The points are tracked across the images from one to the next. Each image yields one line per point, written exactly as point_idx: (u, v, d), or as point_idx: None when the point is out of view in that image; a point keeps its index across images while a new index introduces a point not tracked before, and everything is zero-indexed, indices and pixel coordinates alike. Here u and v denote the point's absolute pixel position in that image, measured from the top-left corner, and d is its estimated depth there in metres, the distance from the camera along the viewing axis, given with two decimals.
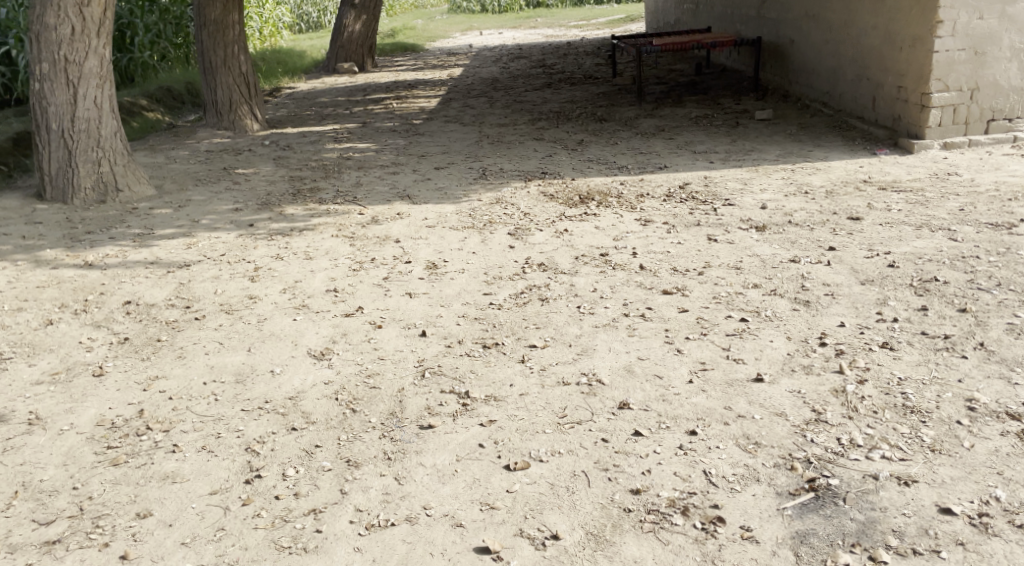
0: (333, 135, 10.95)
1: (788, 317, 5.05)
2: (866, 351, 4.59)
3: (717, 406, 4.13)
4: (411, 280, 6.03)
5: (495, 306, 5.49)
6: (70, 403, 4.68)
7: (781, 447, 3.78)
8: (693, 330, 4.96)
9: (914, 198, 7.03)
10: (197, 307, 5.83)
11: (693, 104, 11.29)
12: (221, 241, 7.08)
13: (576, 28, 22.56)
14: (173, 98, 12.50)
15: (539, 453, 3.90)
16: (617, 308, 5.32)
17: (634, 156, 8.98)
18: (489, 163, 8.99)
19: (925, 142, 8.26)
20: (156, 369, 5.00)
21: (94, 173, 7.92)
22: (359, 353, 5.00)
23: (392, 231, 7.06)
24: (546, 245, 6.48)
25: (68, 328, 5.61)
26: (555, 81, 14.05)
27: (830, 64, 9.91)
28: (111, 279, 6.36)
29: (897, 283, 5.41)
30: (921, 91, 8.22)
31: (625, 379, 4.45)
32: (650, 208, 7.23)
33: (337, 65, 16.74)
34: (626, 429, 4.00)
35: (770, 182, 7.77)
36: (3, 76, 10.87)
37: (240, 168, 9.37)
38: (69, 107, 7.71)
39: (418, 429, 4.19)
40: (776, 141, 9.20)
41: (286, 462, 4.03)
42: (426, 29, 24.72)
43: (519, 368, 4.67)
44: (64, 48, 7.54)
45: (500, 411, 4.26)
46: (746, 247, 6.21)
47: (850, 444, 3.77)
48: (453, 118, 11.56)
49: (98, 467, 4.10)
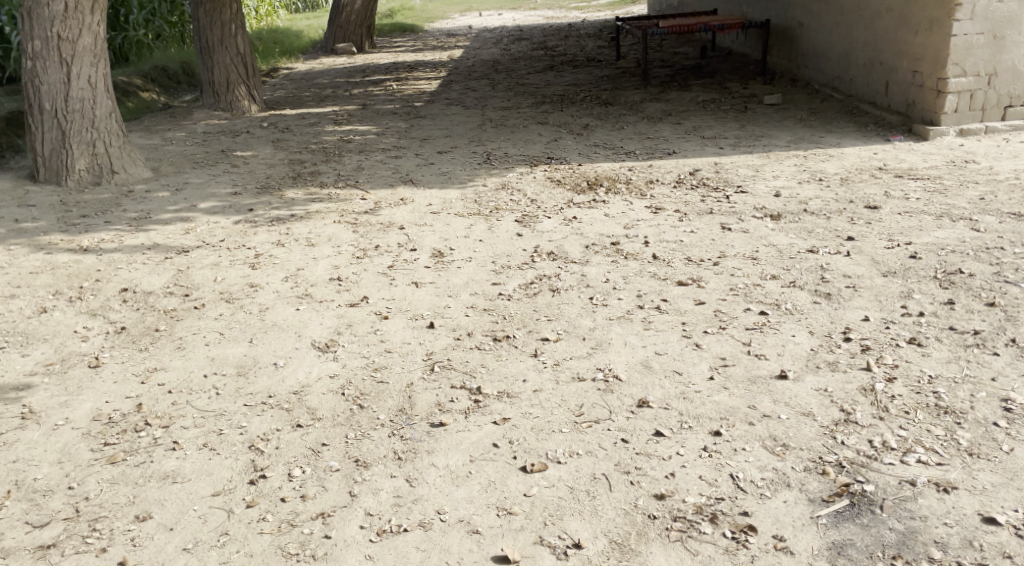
0: (333, 117, 10.73)
1: (809, 310, 4.87)
2: (893, 347, 4.42)
3: (740, 405, 3.96)
4: (416, 269, 5.84)
5: (504, 296, 5.31)
6: (64, 396, 4.49)
7: (811, 449, 3.61)
8: (711, 324, 4.78)
9: (932, 186, 6.85)
10: (197, 295, 5.65)
11: (699, 88, 11.09)
12: (220, 226, 6.88)
13: (577, 10, 22.25)
14: (168, 78, 12.25)
15: (557, 453, 3.73)
16: (631, 299, 5.14)
17: (642, 141, 8.78)
18: (494, 147, 8.80)
19: (941, 129, 8.06)
20: (154, 361, 4.81)
21: (88, 155, 7.71)
22: (365, 346, 4.82)
23: (396, 218, 6.87)
24: (555, 233, 6.30)
25: (63, 316, 5.43)
26: (558, 63, 13.83)
27: (842, 48, 9.70)
28: (107, 265, 6.17)
29: (921, 275, 5.23)
30: (938, 75, 8.01)
31: (642, 375, 4.28)
32: (660, 195, 7.04)
33: (335, 45, 16.46)
34: (647, 429, 3.83)
35: (782, 168, 7.58)
36: None
37: (239, 151, 9.15)
38: (62, 86, 7.49)
39: (429, 426, 4.02)
40: (786, 126, 9.00)
41: (291, 461, 3.85)
42: (424, 10, 24.36)
43: (532, 363, 4.49)
44: (56, 25, 7.32)
45: (514, 408, 4.09)
46: (761, 236, 6.03)
47: (883, 447, 3.61)
48: (454, 101, 11.33)
49: (94, 465, 3.92)
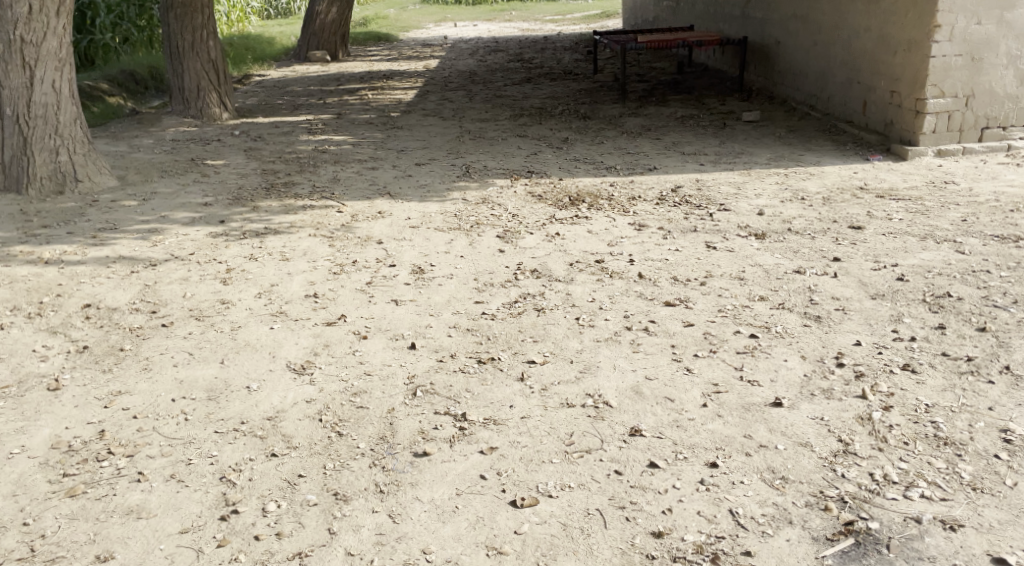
0: (307, 126, 10.52)
1: (800, 334, 4.74)
2: (887, 373, 4.29)
3: (735, 434, 3.85)
4: (396, 285, 5.67)
5: (488, 316, 5.16)
6: (21, 421, 4.36)
7: (811, 483, 3.54)
8: (701, 347, 4.65)
9: (914, 207, 6.79)
10: (164, 312, 5.45)
11: (678, 103, 11.02)
12: (190, 238, 6.66)
13: (552, 23, 22.11)
14: (136, 83, 11.98)
15: (548, 487, 3.62)
16: (619, 320, 5.01)
17: (621, 156, 8.67)
18: (472, 160, 8.64)
19: (919, 149, 8.04)
20: (118, 384, 4.67)
21: (51, 162, 7.47)
22: (344, 368, 4.67)
23: (374, 232, 6.68)
24: (537, 250, 6.16)
25: (20, 334, 5.23)
26: (535, 75, 13.72)
27: (820, 65, 9.65)
28: (70, 279, 5.95)
29: (910, 298, 5.13)
30: (916, 96, 7.99)
31: (633, 401, 4.14)
32: (643, 212, 6.93)
33: (309, 53, 16.24)
34: (641, 460, 3.73)
35: (764, 186, 7.51)
36: None
37: (209, 159, 8.93)
38: (25, 91, 7.24)
39: (412, 456, 3.89)
40: (766, 143, 8.95)
41: (265, 495, 3.74)
42: (398, 19, 24.19)
43: (518, 388, 4.34)
44: (19, 27, 7.05)
45: (501, 436, 3.96)
46: (747, 256, 5.92)
47: (885, 481, 3.53)
48: (431, 112, 11.16)
49: (52, 499, 3.82)
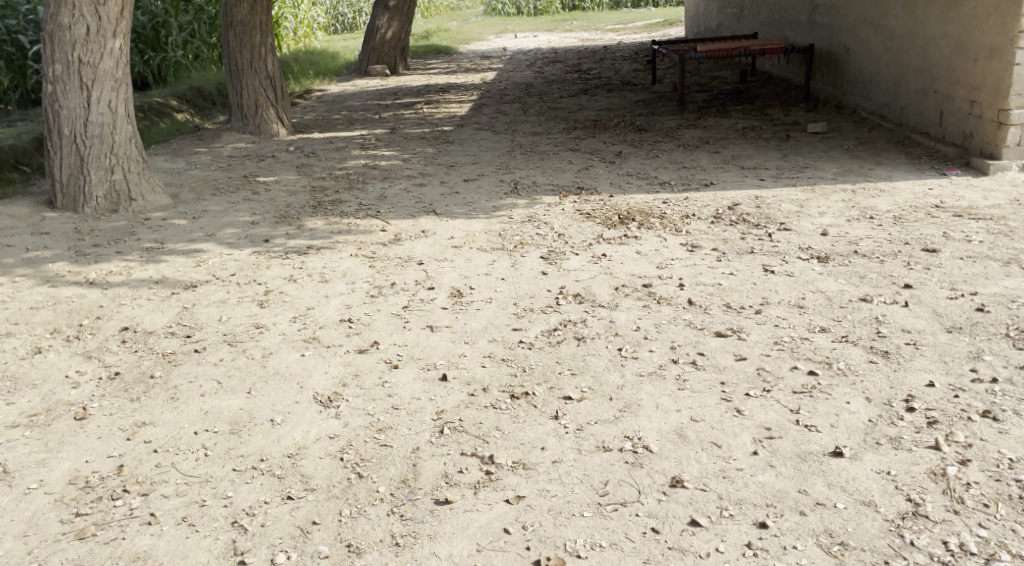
0: (359, 142, 10.37)
1: (865, 371, 4.33)
2: (965, 421, 3.85)
3: (789, 488, 3.49)
4: (433, 310, 5.40)
5: (525, 345, 4.85)
6: (43, 454, 4.21)
7: (874, 551, 3.17)
8: (753, 385, 4.26)
9: (995, 227, 6.28)
10: (199, 336, 5.29)
11: (739, 114, 10.58)
12: (234, 258, 6.51)
13: (613, 32, 21.70)
14: (203, 99, 11.99)
15: (577, 546, 3.31)
16: (664, 352, 4.66)
17: (677, 171, 8.30)
18: (522, 176, 8.36)
19: (1002, 164, 7.48)
20: (143, 414, 4.49)
21: (106, 181, 7.41)
22: (370, 401, 4.41)
23: (415, 252, 6.45)
24: (582, 272, 5.84)
25: (57, 358, 5.12)
26: (593, 86, 13.40)
27: (893, 74, 9.13)
28: (111, 300, 5.84)
29: (991, 333, 4.66)
30: (999, 107, 7.44)
31: (676, 446, 3.80)
32: (697, 231, 6.56)
33: (369, 67, 16.14)
34: (681, 516, 3.40)
35: (829, 204, 7.06)
36: (34, 72, 10.99)
37: (261, 176, 8.82)
38: (82, 111, 7.19)
39: (433, 504, 3.61)
40: (832, 157, 8.48)
41: (277, 543, 3.50)
42: (460, 31, 24.11)
43: (552, 427, 4.03)
44: (77, 48, 7.03)
45: (531, 483, 3.67)
46: (808, 281, 5.51)
47: (961, 551, 3.14)
48: (484, 126, 10.93)
49: (61, 541, 3.64)
